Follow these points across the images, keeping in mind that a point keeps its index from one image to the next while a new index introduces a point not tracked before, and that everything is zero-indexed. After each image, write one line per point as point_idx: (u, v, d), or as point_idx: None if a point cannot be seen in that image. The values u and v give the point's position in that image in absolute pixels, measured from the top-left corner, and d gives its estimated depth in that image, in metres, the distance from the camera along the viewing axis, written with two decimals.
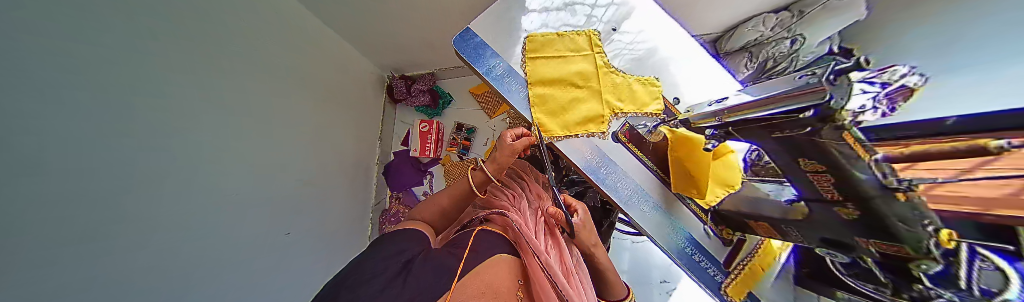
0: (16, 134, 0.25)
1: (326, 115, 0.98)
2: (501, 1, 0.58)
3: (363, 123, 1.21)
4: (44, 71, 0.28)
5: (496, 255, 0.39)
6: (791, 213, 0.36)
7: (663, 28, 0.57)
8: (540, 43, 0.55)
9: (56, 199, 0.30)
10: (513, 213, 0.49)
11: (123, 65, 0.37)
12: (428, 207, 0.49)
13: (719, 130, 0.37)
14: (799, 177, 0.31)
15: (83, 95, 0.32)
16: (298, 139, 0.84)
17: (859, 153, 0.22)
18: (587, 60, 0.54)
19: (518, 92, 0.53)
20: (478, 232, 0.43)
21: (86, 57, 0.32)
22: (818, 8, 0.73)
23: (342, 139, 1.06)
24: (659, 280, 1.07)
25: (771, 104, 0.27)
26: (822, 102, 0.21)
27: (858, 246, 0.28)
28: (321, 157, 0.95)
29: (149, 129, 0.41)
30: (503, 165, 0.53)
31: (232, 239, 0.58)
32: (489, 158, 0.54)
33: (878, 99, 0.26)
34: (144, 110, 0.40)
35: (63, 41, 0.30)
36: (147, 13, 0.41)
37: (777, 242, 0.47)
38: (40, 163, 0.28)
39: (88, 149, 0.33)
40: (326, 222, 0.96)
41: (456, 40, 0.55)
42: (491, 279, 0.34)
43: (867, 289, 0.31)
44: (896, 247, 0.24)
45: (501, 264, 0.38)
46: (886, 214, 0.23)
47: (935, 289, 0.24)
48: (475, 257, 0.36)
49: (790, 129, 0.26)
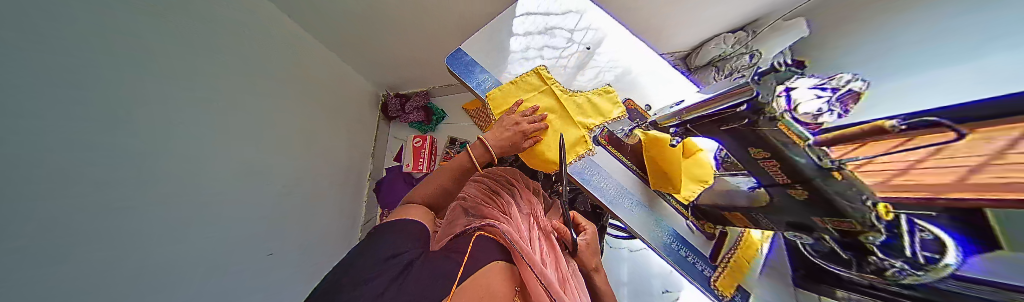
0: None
1: (312, 131, 1.00)
2: (490, 26, 0.65)
3: (353, 139, 1.23)
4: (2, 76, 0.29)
5: (490, 262, 0.34)
6: (755, 201, 0.40)
7: (634, 48, 0.65)
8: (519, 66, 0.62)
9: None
10: (505, 225, 0.42)
11: (75, 73, 0.39)
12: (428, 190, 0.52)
13: (680, 128, 0.41)
14: (754, 166, 0.35)
15: (34, 98, 0.34)
16: (277, 153, 0.83)
17: (796, 140, 0.26)
18: (545, 95, 0.58)
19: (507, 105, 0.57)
20: (476, 237, 0.39)
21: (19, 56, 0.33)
22: (767, 28, 0.83)
23: (326, 154, 1.07)
24: (660, 290, 1.05)
25: (717, 102, 0.31)
26: (752, 98, 0.26)
27: (818, 226, 0.32)
28: (303, 172, 0.95)
29: (102, 134, 0.42)
30: (506, 148, 0.52)
31: (211, 246, 0.61)
32: (496, 138, 0.51)
33: (832, 102, 0.35)
34: (92, 120, 0.41)
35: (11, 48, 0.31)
36: (108, 30, 0.44)
37: (757, 235, 0.50)
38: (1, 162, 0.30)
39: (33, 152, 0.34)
40: (305, 240, 0.92)
41: (448, 59, 0.61)
42: (487, 284, 0.30)
43: (841, 271, 0.34)
44: (845, 223, 0.27)
45: (497, 270, 0.33)
46: (828, 192, 0.26)
47: (888, 259, 0.27)
48: (472, 265, 0.33)
49: (733, 122, 0.31)
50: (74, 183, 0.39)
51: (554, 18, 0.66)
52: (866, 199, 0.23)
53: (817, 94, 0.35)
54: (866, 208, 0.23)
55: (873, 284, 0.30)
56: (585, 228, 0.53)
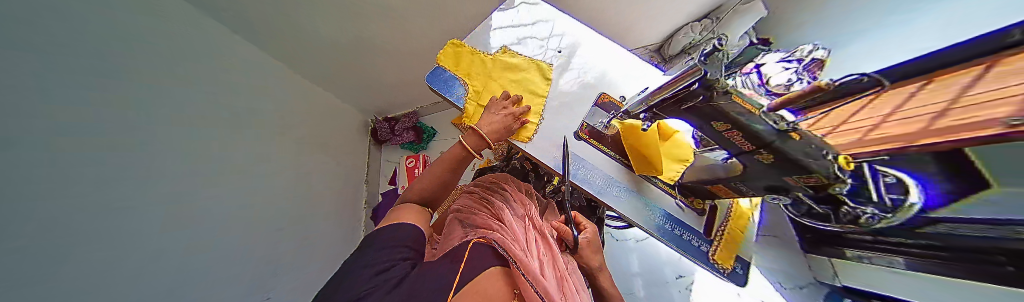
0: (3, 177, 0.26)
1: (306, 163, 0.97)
2: (464, 42, 0.66)
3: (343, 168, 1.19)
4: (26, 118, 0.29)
5: (486, 270, 0.31)
6: (732, 170, 0.43)
7: (604, 51, 0.68)
8: (499, 61, 0.62)
9: (11, 235, 0.27)
10: (495, 234, 0.40)
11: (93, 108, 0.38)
12: (426, 180, 0.46)
13: (648, 113, 0.43)
14: (720, 138, 0.37)
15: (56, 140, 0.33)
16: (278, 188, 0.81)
17: (750, 107, 0.30)
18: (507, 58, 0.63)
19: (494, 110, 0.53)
20: (474, 243, 0.36)
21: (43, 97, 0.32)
22: (728, 13, 0.91)
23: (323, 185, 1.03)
24: (675, 276, 1.05)
25: (676, 84, 0.33)
26: (703, 77, 0.28)
27: (791, 186, 0.35)
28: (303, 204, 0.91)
29: (112, 174, 0.40)
30: (499, 133, 0.52)
31: (218, 290, 0.56)
32: (489, 121, 0.51)
33: (799, 69, 0.49)
34: (105, 158, 0.39)
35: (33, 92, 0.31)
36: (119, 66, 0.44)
37: (746, 205, 0.56)
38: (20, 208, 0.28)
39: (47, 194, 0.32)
40: (313, 271, 0.89)
41: (427, 77, 0.62)
42: (483, 289, 0.27)
43: (826, 224, 0.42)
44: (813, 177, 0.31)
45: (493, 279, 0.30)
46: (789, 152, 0.30)
47: (859, 208, 0.34)
48: (470, 271, 0.30)
49: (691, 101, 0.33)
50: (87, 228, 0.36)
51: (526, 28, 0.67)
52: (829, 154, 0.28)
53: (785, 66, 0.50)
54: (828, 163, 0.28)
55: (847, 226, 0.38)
56: (585, 226, 0.52)
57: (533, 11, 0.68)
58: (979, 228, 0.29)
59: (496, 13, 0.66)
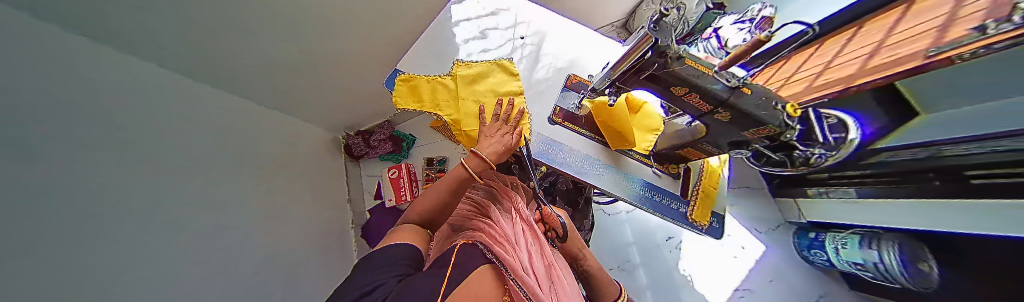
0: (41, 223, 0.23)
1: (301, 188, 0.88)
2: (423, 39, 0.59)
3: (335, 190, 1.08)
4: (49, 153, 0.26)
5: (473, 270, 0.29)
6: (697, 133, 0.45)
7: (569, 33, 0.67)
8: (459, 76, 0.51)
9: (69, 274, 0.24)
10: (479, 235, 0.39)
11: (101, 147, 0.33)
12: (426, 202, 0.38)
13: (613, 87, 0.42)
14: (680, 104, 0.39)
15: (83, 172, 0.30)
16: (287, 213, 0.75)
17: (700, 69, 0.32)
18: (483, 69, 0.52)
19: (488, 137, 0.43)
20: (461, 245, 0.35)
21: (61, 129, 0.28)
22: None
23: (321, 207, 0.95)
24: (666, 238, 1.14)
25: (630, 56, 0.32)
26: (654, 44, 0.28)
27: (750, 139, 0.38)
28: (311, 228, 0.85)
29: (140, 209, 0.36)
30: (502, 154, 0.43)
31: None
32: (488, 142, 0.41)
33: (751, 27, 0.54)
34: (129, 192, 0.35)
35: (53, 123, 0.27)
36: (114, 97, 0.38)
37: (715, 163, 0.60)
38: (69, 246, 0.26)
39: (92, 234, 0.29)
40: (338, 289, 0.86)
41: (386, 84, 0.52)
42: (471, 290, 0.26)
43: (780, 169, 0.45)
44: (766, 129, 0.34)
45: (480, 278, 0.29)
46: (742, 107, 0.33)
47: (810, 148, 0.36)
48: (456, 272, 0.29)
49: (649, 69, 0.33)
50: (142, 266, 0.34)
51: (487, 19, 0.63)
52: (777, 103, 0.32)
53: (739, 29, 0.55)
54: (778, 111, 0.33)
55: (807, 166, 0.41)
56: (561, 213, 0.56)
57: (491, 1, 0.65)
58: (913, 151, 0.58)
59: (454, 8, 0.62)
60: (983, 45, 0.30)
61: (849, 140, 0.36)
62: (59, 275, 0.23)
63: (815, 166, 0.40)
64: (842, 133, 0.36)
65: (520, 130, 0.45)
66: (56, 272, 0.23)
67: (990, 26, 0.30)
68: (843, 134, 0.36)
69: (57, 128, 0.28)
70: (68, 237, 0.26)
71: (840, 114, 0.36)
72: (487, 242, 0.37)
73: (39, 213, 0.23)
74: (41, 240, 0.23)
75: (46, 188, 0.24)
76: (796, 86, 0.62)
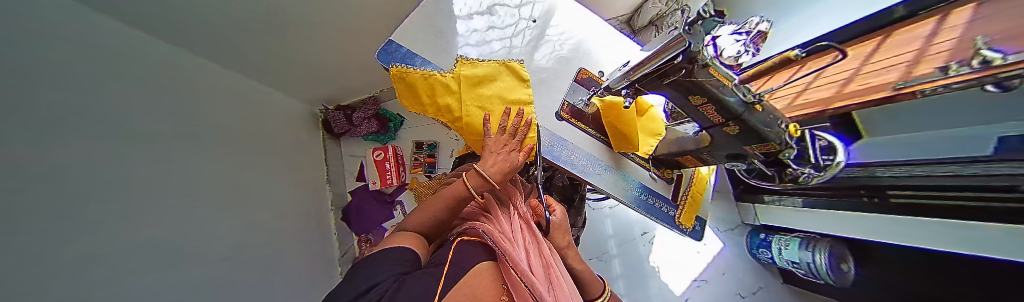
0: (12, 203, 0.19)
1: (285, 163, 0.81)
2: (423, 5, 0.50)
3: (318, 167, 1.00)
4: (18, 117, 0.22)
5: (473, 270, 0.28)
6: (701, 142, 0.47)
7: (580, 18, 0.63)
8: (463, 77, 0.42)
9: (32, 258, 0.21)
10: (479, 226, 0.37)
11: (65, 108, 0.28)
12: (429, 207, 0.36)
13: (631, 88, 0.41)
14: (694, 112, 0.39)
15: (49, 139, 0.25)
16: (267, 191, 0.69)
17: (726, 81, 0.31)
18: (498, 68, 0.45)
19: (495, 154, 0.39)
20: (459, 243, 0.34)
21: (29, 83, 0.24)
22: None
23: (302, 185, 0.87)
24: (641, 233, 1.23)
25: (657, 57, 0.30)
26: (686, 49, 0.25)
27: (748, 153, 0.41)
28: (292, 206, 0.79)
29: (106, 181, 0.31)
30: (506, 175, 0.39)
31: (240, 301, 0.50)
32: (493, 161, 0.38)
33: (748, 43, 0.47)
34: (93, 165, 0.30)
35: (20, 77, 0.23)
36: (80, 47, 0.32)
37: (704, 170, 0.65)
38: (36, 228, 0.22)
39: (56, 212, 0.24)
40: (320, 270, 0.83)
41: (378, 55, 0.44)
42: (474, 292, 0.24)
43: (771, 184, 0.49)
44: (768, 146, 0.36)
45: (481, 277, 0.28)
46: (755, 124, 0.34)
47: (800, 168, 0.39)
48: (459, 269, 0.27)
49: (675, 74, 0.31)
50: (106, 248, 0.29)
51: None
52: (783, 121, 0.34)
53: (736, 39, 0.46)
54: (782, 128, 0.35)
55: (795, 182, 0.44)
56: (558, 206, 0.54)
57: None
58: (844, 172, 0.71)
59: None
60: (942, 84, 0.29)
61: (834, 163, 0.38)
62: (27, 261, 0.20)
63: (800, 183, 0.43)
64: (830, 156, 0.39)
65: (525, 149, 0.42)
66: (27, 267, 0.20)
67: (951, 67, 0.29)
68: (830, 157, 0.39)
69: (29, 85, 0.24)
70: (33, 217, 0.22)
71: (830, 136, 0.38)
72: (488, 239, 0.35)
73: (8, 190, 0.19)
74: (12, 231, 0.19)
75: (14, 160, 0.20)
76: (780, 102, 0.66)
